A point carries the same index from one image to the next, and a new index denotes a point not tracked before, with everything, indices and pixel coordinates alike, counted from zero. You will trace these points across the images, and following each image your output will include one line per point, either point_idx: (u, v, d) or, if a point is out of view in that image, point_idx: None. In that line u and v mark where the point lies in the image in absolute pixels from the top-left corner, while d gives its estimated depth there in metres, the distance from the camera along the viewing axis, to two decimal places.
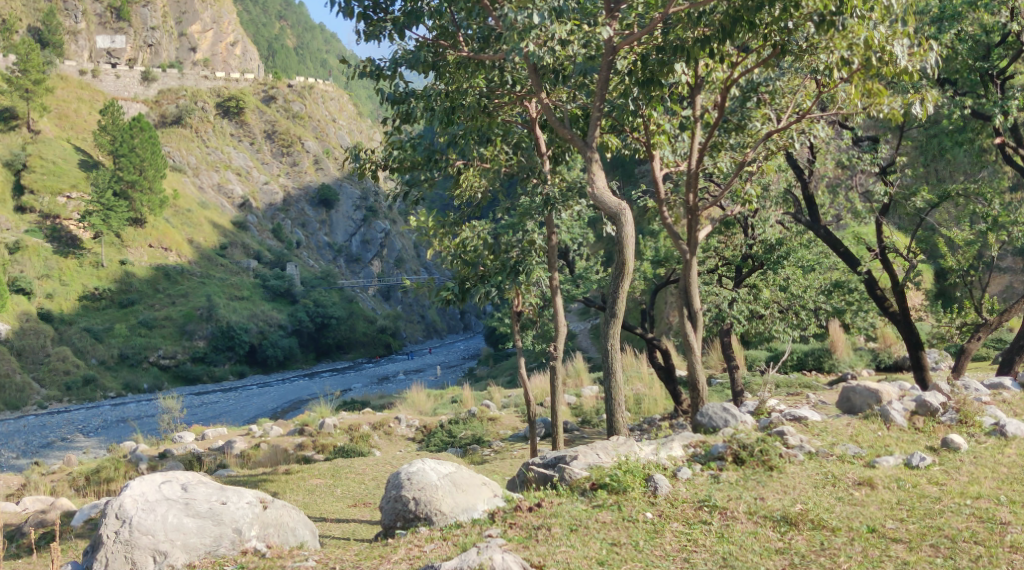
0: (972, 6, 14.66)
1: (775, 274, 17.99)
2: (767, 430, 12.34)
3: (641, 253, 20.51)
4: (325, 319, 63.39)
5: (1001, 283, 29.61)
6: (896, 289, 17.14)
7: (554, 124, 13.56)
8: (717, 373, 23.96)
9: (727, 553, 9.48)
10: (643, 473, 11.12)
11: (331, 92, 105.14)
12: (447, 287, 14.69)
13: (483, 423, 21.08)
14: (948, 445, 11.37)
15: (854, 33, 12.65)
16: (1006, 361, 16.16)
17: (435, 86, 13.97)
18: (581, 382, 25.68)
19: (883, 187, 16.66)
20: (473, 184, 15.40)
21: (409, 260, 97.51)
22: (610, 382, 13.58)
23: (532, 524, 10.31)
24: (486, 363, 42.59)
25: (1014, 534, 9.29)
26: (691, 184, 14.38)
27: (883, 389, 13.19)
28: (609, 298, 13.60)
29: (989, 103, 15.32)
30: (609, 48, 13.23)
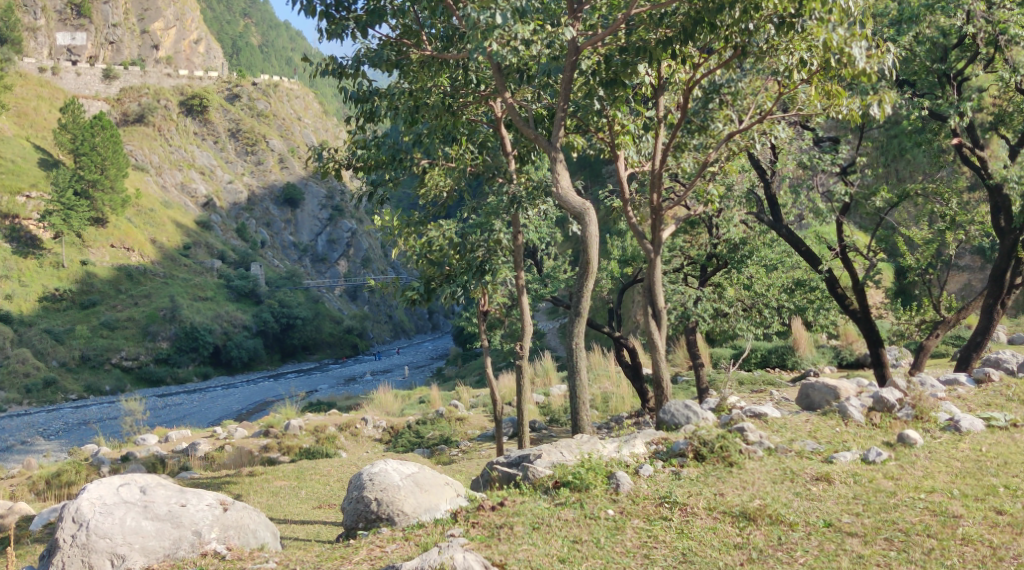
0: (929, 8, 15.00)
1: (740, 273, 18.43)
2: (728, 427, 12.40)
3: (608, 253, 20.60)
4: (291, 319, 63.05)
5: (959, 281, 30.02)
6: (856, 287, 17.33)
7: (519, 124, 13.61)
8: (683, 371, 24.12)
9: (686, 549, 9.57)
10: (606, 470, 11.21)
11: (295, 90, 104.85)
12: (412, 287, 14.85)
13: (451, 423, 21.07)
14: (903, 440, 11.52)
15: (814, 34, 12.83)
16: (962, 357, 16.41)
17: (399, 84, 14.02)
18: (549, 382, 25.77)
19: (844, 186, 16.82)
20: (438, 183, 15.36)
21: (376, 260, 97.24)
22: (575, 381, 13.64)
23: (494, 523, 10.35)
24: (453, 363, 42.58)
25: (965, 527, 9.44)
26: (655, 183, 14.47)
27: (842, 386, 13.38)
28: (573, 297, 13.65)
29: (945, 104, 15.50)
30: (574, 48, 13.23)
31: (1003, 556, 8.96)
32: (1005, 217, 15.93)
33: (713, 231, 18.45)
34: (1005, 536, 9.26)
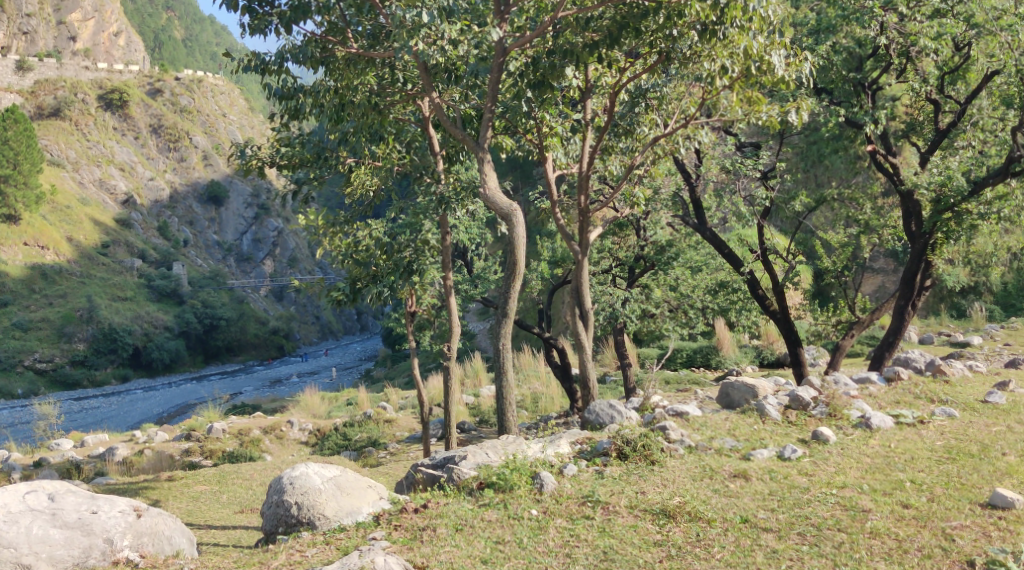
0: (845, 19, 15.44)
1: (666, 274, 18.73)
2: (652, 426, 12.57)
3: (538, 254, 20.70)
4: (215, 320, 62.06)
5: (873, 283, 30.88)
6: (776, 288, 17.70)
7: (446, 124, 13.61)
8: (611, 371, 24.37)
9: (608, 547, 9.66)
10: (530, 470, 11.25)
11: (220, 86, 103.54)
12: (337, 288, 14.65)
13: (379, 424, 20.94)
14: (817, 437, 11.83)
15: (735, 41, 13.05)
16: (876, 357, 16.88)
17: (325, 81, 13.87)
18: (478, 382, 25.80)
19: (766, 192, 17.17)
20: (364, 182, 14.80)
21: (303, 260, 96.30)
22: (502, 382, 13.66)
23: (416, 526, 10.33)
24: (381, 364, 42.37)
25: (873, 521, 9.70)
26: (583, 186, 14.58)
27: (760, 385, 13.64)
28: (501, 299, 13.65)
29: (860, 112, 15.94)
30: (501, 49, 13.28)
31: (909, 548, 9.22)
32: (915, 222, 16.34)
33: (640, 233, 18.67)
34: (911, 529, 9.53)
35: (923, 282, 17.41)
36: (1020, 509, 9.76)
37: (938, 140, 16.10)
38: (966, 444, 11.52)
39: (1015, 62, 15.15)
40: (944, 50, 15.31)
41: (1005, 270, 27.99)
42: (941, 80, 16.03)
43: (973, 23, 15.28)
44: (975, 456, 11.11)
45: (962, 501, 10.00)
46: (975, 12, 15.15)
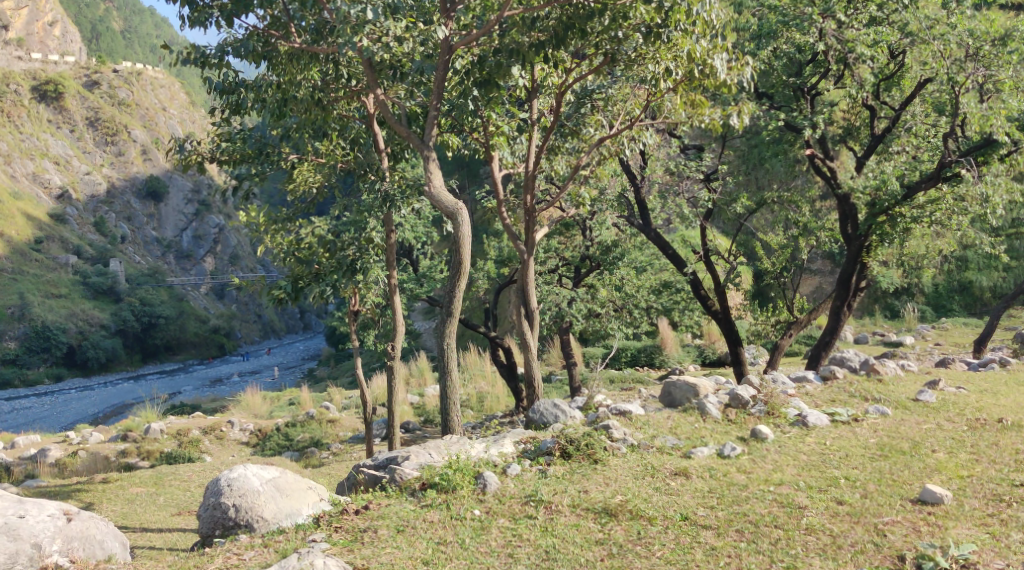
0: (785, 25, 15.79)
1: (612, 274, 18.78)
2: (595, 425, 12.57)
3: (485, 253, 20.66)
4: (154, 319, 61.08)
5: (811, 284, 31.40)
6: (718, 289, 17.88)
7: (390, 121, 13.45)
8: (556, 371, 24.43)
9: (550, 547, 9.65)
10: (473, 470, 11.18)
11: (160, 79, 102.14)
12: (277, 286, 14.19)
13: (322, 424, 20.74)
14: (756, 435, 11.94)
15: (679, 45, 13.24)
16: (814, 356, 17.14)
17: (267, 76, 13.58)
18: (423, 382, 25.68)
19: (707, 194, 17.40)
20: (306, 179, 14.98)
21: (246, 257, 95.20)
22: (446, 381, 13.56)
23: (357, 527, 10.22)
24: (325, 363, 42.05)
25: (810, 517, 9.82)
26: (528, 185, 14.56)
27: (701, 383, 13.72)
28: (445, 299, 13.53)
29: (799, 116, 16.17)
30: (446, 48, 13.16)
31: (842, 544, 9.34)
32: (851, 224, 16.66)
33: (587, 233, 18.70)
34: (845, 525, 9.67)
35: (858, 283, 17.70)
36: (949, 505, 9.95)
37: (873, 144, 16.47)
38: (898, 441, 11.72)
39: (947, 70, 15.20)
40: (880, 58, 15.55)
41: (936, 272, 28.64)
42: (878, 87, 16.26)
43: (907, 31, 15.48)
44: (907, 453, 11.32)
45: (894, 497, 10.17)
46: (910, 21, 15.29)
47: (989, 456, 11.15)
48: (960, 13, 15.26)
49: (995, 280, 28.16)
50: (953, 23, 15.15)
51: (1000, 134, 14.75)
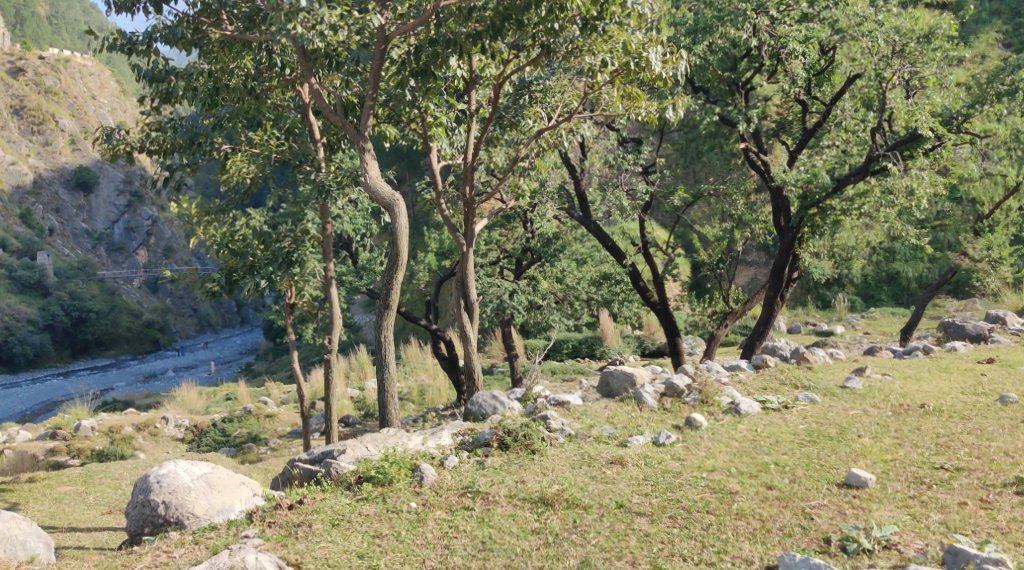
0: (720, 20, 15.88)
1: (553, 266, 18.90)
2: (533, 416, 12.56)
3: (426, 245, 20.59)
4: (83, 313, 59.88)
5: (746, 275, 31.87)
6: (656, 280, 18.06)
7: (325, 111, 13.24)
8: (498, 363, 24.41)
9: (486, 537, 9.64)
10: (409, 463, 11.13)
11: (88, 67, 100.37)
12: (211, 278, 14.02)
13: (260, 420, 20.49)
14: (690, 423, 12.06)
15: (614, 37, 13.39)
16: (748, 346, 17.41)
17: (198, 64, 13.29)
18: (363, 375, 25.49)
19: (646, 186, 17.58)
20: (239, 169, 14.62)
21: (182, 250, 93.74)
22: (384, 374, 13.43)
23: (292, 522, 10.09)
24: (262, 357, 41.56)
25: (740, 503, 9.93)
26: (467, 177, 14.48)
27: (638, 373, 13.78)
28: (382, 292, 13.36)
29: (734, 111, 16.38)
30: (383, 36, 13.12)
31: (771, 528, 9.45)
32: (784, 217, 16.95)
33: (527, 226, 18.71)
34: (774, 509, 9.80)
35: (791, 273, 18.00)
36: (873, 488, 10.14)
37: (805, 139, 16.67)
38: (826, 427, 11.93)
39: (875, 66, 15.50)
40: (811, 53, 15.81)
41: (865, 264, 29.27)
42: (809, 82, 16.51)
43: (837, 27, 15.56)
44: (834, 438, 11.52)
45: (821, 481, 10.34)
46: (839, 17, 15.48)
47: (911, 441, 11.38)
48: (886, 11, 15.49)
49: (920, 271, 28.90)
50: (880, 21, 15.40)
51: (924, 130, 15.00)
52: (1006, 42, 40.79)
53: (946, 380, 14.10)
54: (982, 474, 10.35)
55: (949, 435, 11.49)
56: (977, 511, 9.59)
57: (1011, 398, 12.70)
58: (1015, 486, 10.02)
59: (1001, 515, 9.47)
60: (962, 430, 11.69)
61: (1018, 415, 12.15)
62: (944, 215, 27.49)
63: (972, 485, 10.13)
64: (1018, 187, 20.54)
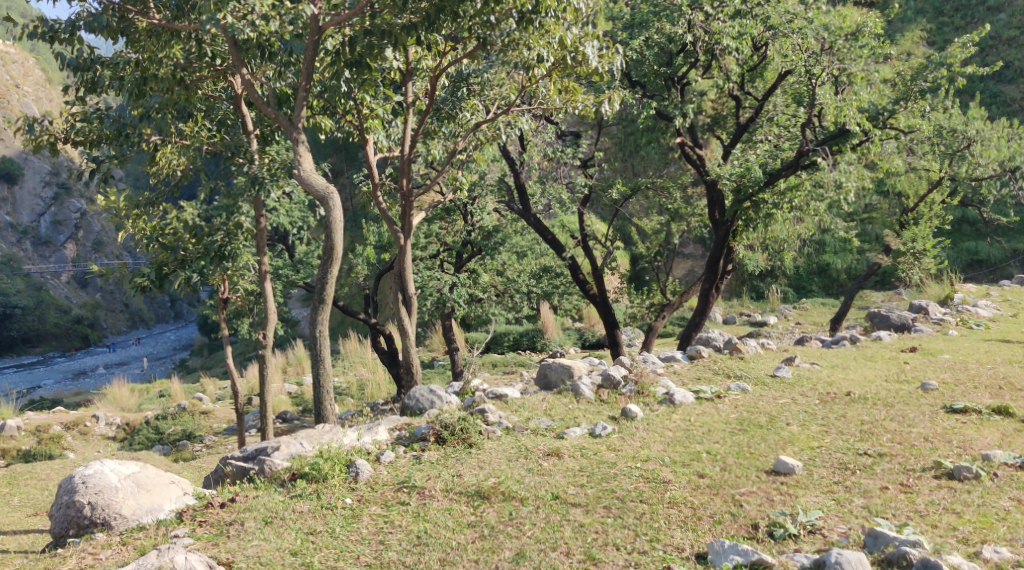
0: (656, 15, 16.01)
1: (493, 259, 18.85)
2: (470, 409, 12.49)
3: (364, 238, 20.34)
4: (8, 310, 58.32)
5: (683, 267, 32.17)
6: (595, 273, 18.10)
7: (257, 102, 12.96)
8: (438, 356, 24.31)
9: (422, 531, 9.58)
10: (345, 459, 10.96)
11: (12, 54, 97.92)
12: (141, 273, 13.71)
13: (195, 417, 20.15)
14: (626, 414, 12.10)
15: (550, 31, 13.20)
16: (685, 336, 17.58)
17: (125, 53, 13.02)
18: (301, 370, 25.16)
19: (583, 179, 17.64)
20: (170, 161, 14.17)
21: (112, 244, 91.83)
22: (320, 369, 13.20)
23: (223, 521, 9.93)
24: (197, 353, 40.83)
25: (673, 491, 10.00)
26: (404, 170, 14.34)
27: (575, 365, 13.77)
28: (317, 286, 13.12)
29: (670, 105, 16.44)
30: (315, 27, 12.90)
31: (702, 515, 9.53)
32: (719, 210, 17.11)
33: (467, 219, 18.47)
34: (705, 497, 9.88)
35: (726, 265, 18.19)
36: (800, 474, 10.29)
37: (738, 134, 17.02)
38: (756, 416, 12.07)
39: (804, 63, 15.71)
40: (744, 49, 15.95)
41: (797, 256, 29.76)
42: (742, 77, 16.69)
43: (768, 24, 15.80)
44: (764, 427, 11.66)
45: (750, 469, 10.45)
46: (771, 14, 15.69)
47: (837, 428, 11.57)
48: (816, 8, 15.72)
49: (849, 262, 29.47)
50: (810, 18, 15.61)
51: (852, 125, 15.29)
52: (930, 40, 41.46)
53: (871, 369, 14.37)
54: (903, 459, 10.55)
55: (873, 422, 11.71)
56: (897, 495, 9.76)
57: (931, 386, 13.01)
58: (934, 470, 10.24)
59: (921, 499, 9.66)
60: (886, 416, 11.92)
61: (938, 401, 12.43)
62: (872, 208, 28.03)
63: (894, 469, 10.33)
64: (941, 181, 20.99)
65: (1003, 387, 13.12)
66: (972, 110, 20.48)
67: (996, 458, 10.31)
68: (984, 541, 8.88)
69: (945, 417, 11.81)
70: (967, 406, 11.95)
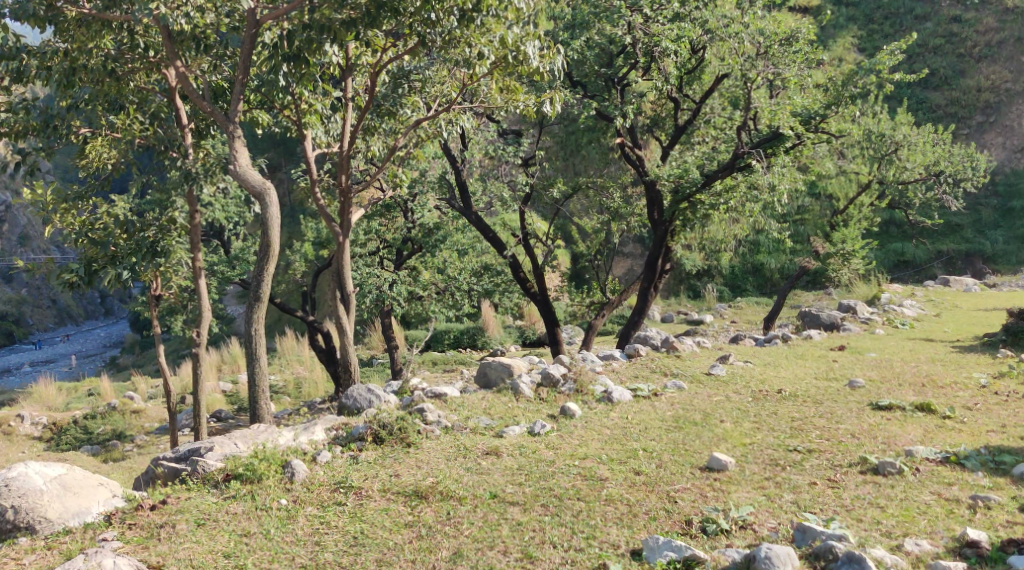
0: (596, 16, 16.13)
1: (433, 257, 18.75)
2: (409, 408, 12.36)
3: (303, 234, 20.06)
4: None
5: (622, 266, 32.38)
6: (536, 271, 18.08)
7: (192, 96, 12.61)
8: (378, 354, 24.12)
9: (358, 532, 9.46)
10: (280, 459, 10.78)
11: None
12: (68, 269, 13.30)
13: (125, 416, 19.68)
14: (564, 412, 12.12)
15: (491, 30, 13.13)
16: (623, 334, 17.67)
17: (52, 42, 12.65)
18: (236, 368, 24.75)
19: (525, 178, 17.60)
20: (100, 155, 13.79)
21: (40, 238, 89.49)
22: (255, 368, 12.92)
23: (154, 523, 9.69)
24: (129, 351, 39.93)
25: (609, 488, 10.01)
26: (343, 166, 14.15)
27: (514, 364, 13.71)
28: (253, 283, 12.82)
29: (610, 106, 16.48)
30: (253, 21, 12.65)
31: (638, 512, 9.56)
32: (657, 210, 17.21)
33: (408, 215, 18.30)
34: (640, 494, 9.91)
35: (664, 265, 18.33)
36: (732, 471, 10.38)
37: (676, 136, 17.11)
38: (691, 413, 12.17)
39: (740, 67, 15.86)
40: (682, 52, 15.93)
41: (733, 255, 30.16)
42: (680, 80, 16.73)
43: (706, 28, 15.81)
44: (698, 424, 11.75)
45: (684, 466, 10.52)
46: (709, 18, 15.75)
47: (768, 425, 11.70)
48: (752, 13, 15.83)
49: (782, 262, 29.96)
50: (746, 23, 15.72)
51: (786, 128, 15.55)
52: (860, 46, 42.30)
53: (802, 367, 14.56)
54: (830, 455, 10.71)
55: (803, 418, 11.88)
56: (824, 491, 9.90)
57: (858, 383, 13.25)
58: (859, 465, 10.41)
59: (847, 494, 9.80)
60: (815, 413, 12.09)
61: (864, 398, 12.65)
62: (805, 209, 28.57)
63: (822, 465, 10.47)
64: (871, 184, 21.43)
65: (926, 384, 13.41)
66: (900, 115, 20.97)
67: (918, 453, 10.54)
68: (906, 534, 9.02)
69: (871, 414, 12.02)
70: (891, 403, 12.18)
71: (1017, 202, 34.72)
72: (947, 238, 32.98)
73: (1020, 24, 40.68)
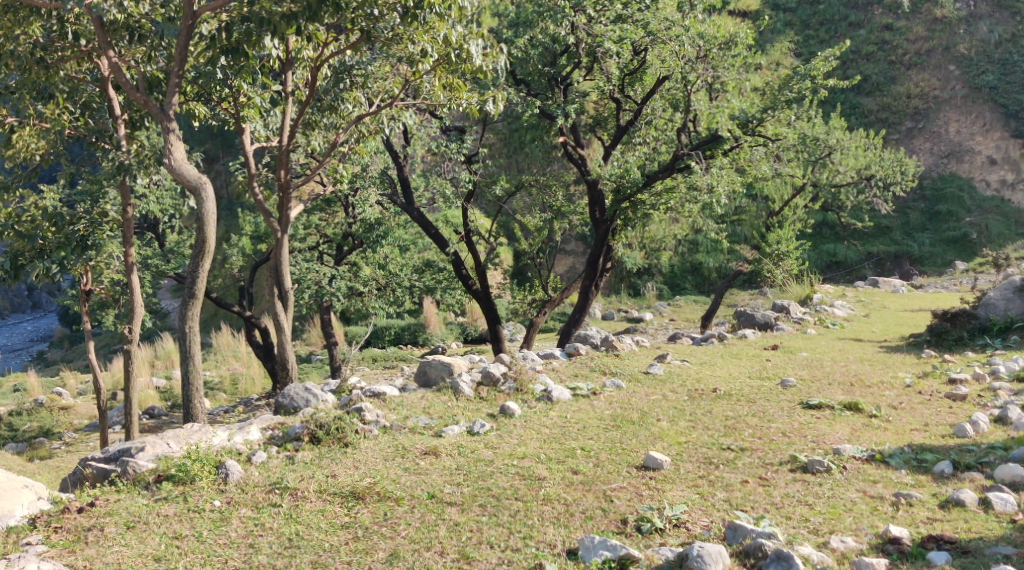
0: (540, 15, 15.93)
1: (374, 253, 18.63)
2: (347, 408, 12.21)
3: (240, 229, 19.75)
4: None
5: (563, 263, 32.49)
6: (478, 268, 17.98)
7: (124, 86, 12.29)
8: (317, 350, 23.88)
9: (293, 534, 9.34)
10: (213, 460, 10.61)
11: None
12: None
13: (54, 413, 19.19)
14: (503, 411, 12.11)
15: (435, 27, 12.99)
16: (564, 332, 17.71)
17: None
18: (169, 364, 24.34)
19: (467, 175, 17.51)
20: (28, 145, 13.37)
21: None
22: (188, 366, 12.66)
23: (81, 526, 9.47)
24: (57, 346, 38.84)
25: (547, 488, 10.02)
26: (282, 160, 13.94)
27: (454, 362, 13.61)
28: (188, 280, 12.55)
29: (553, 105, 16.53)
30: (189, 13, 12.23)
31: (574, 512, 9.58)
32: (599, 209, 17.20)
33: (348, 211, 18.29)
34: (577, 493, 9.93)
35: (604, 263, 18.40)
36: (668, 470, 10.45)
37: (618, 136, 17.14)
38: (628, 411, 12.24)
39: (681, 69, 16.05)
40: (623, 54, 15.98)
41: (672, 254, 30.44)
42: (622, 81, 16.67)
43: (648, 30, 15.69)
44: (635, 422, 11.83)
45: (621, 465, 10.56)
46: (650, 20, 15.63)
47: (703, 423, 11.82)
48: (692, 16, 15.90)
49: (721, 261, 30.36)
50: (687, 26, 15.79)
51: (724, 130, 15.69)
52: (796, 51, 42.95)
53: (736, 365, 14.71)
54: (762, 454, 10.85)
55: (736, 417, 12.01)
56: (756, 489, 10.01)
57: (790, 382, 13.44)
58: (789, 464, 10.55)
59: (777, 492, 9.93)
60: (748, 412, 12.23)
61: (796, 397, 12.83)
62: (742, 210, 28.98)
63: (754, 464, 10.59)
64: (805, 187, 21.75)
65: (855, 383, 13.64)
66: (834, 120, 21.38)
67: (846, 451, 10.71)
68: (832, 531, 9.14)
69: (802, 413, 12.19)
70: (822, 402, 12.37)
71: (943, 206, 35.75)
72: (879, 240, 33.74)
73: (948, 33, 41.57)
